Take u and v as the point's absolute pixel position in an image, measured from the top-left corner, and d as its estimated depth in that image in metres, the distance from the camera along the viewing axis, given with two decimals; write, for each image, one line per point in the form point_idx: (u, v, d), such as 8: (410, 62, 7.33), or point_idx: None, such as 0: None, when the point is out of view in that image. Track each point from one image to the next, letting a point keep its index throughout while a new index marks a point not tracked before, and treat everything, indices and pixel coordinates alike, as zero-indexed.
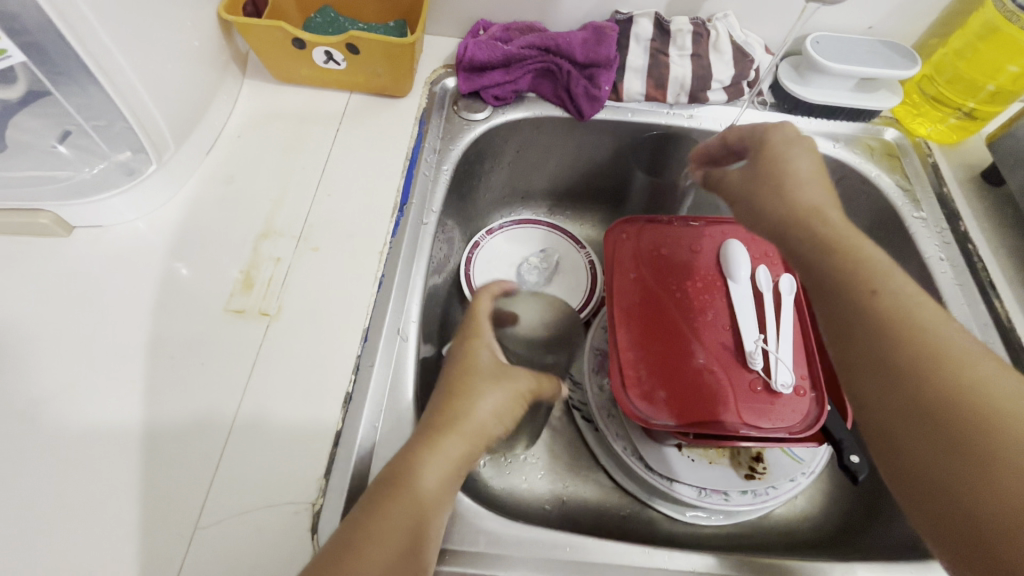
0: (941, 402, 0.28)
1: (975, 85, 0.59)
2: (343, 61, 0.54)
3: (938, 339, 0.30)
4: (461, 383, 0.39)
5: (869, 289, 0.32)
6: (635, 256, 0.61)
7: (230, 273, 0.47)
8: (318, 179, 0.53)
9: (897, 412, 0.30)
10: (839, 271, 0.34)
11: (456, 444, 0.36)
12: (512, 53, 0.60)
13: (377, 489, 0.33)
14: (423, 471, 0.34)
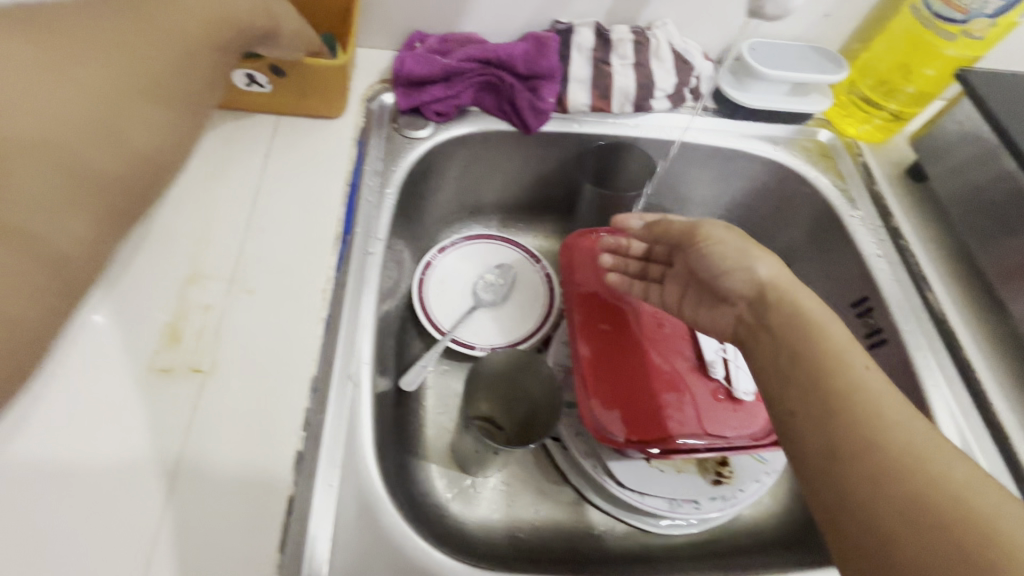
0: (914, 487, 0.29)
1: (896, 88, 0.62)
2: (266, 84, 0.51)
3: (892, 435, 0.31)
4: None
5: (855, 385, 0.34)
6: (588, 271, 0.60)
7: (151, 326, 0.42)
8: (249, 211, 0.48)
9: (855, 493, 0.30)
10: (815, 362, 0.35)
11: None
12: (452, 67, 0.57)
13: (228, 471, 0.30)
14: None
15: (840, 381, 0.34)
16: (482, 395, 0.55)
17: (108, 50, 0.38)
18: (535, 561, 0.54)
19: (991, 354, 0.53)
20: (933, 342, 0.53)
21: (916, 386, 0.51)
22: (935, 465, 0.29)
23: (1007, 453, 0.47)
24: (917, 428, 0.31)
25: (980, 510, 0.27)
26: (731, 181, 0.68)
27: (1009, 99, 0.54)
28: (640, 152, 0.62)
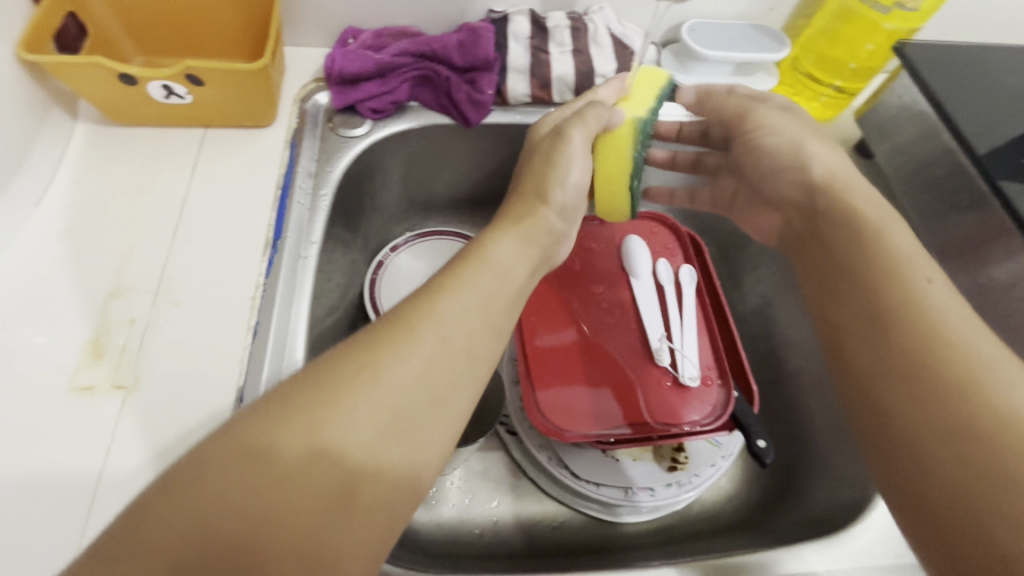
0: (931, 392, 0.31)
1: (839, 63, 0.61)
2: (187, 94, 0.49)
3: (939, 331, 0.33)
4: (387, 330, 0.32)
5: (925, 277, 0.35)
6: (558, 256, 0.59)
7: (74, 343, 0.41)
8: (175, 221, 0.48)
9: (908, 391, 0.32)
10: (883, 262, 0.37)
11: (411, 354, 0.31)
12: (385, 62, 0.56)
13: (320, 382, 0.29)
14: (387, 368, 0.30)
15: (897, 297, 0.35)
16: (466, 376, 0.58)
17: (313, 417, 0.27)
18: (473, 557, 0.54)
19: None
20: None
21: None
22: (976, 379, 0.30)
23: None
24: (956, 329, 0.32)
25: (992, 407, 0.29)
26: None
27: (946, 72, 0.54)
28: None
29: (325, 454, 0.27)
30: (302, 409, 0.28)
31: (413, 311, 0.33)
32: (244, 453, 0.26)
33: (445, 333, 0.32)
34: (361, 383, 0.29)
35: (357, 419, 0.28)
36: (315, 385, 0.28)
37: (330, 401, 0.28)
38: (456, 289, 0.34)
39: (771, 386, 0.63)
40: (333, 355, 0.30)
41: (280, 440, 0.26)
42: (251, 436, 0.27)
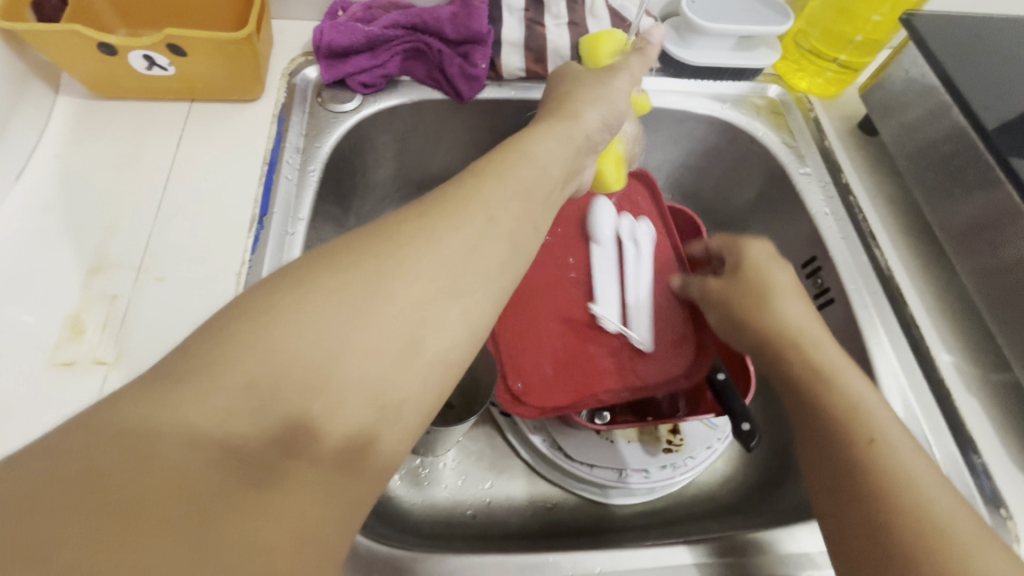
0: (866, 478, 0.33)
1: (845, 36, 0.59)
2: (169, 66, 0.47)
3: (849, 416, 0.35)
4: (435, 212, 0.30)
5: (807, 358, 0.38)
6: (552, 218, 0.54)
7: (54, 319, 0.40)
8: (160, 196, 0.47)
9: (838, 472, 0.34)
10: (790, 335, 0.40)
11: (460, 238, 0.29)
12: (375, 34, 0.54)
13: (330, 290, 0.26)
14: (442, 240, 0.29)
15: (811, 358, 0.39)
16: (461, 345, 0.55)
17: (330, 331, 0.24)
18: (465, 537, 0.54)
19: (937, 309, 0.51)
20: (878, 300, 0.51)
21: (859, 343, 0.50)
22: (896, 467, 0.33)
23: (946, 406, 0.46)
24: (879, 415, 0.35)
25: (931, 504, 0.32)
26: (680, 144, 0.66)
27: (955, 44, 0.52)
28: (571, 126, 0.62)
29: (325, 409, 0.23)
30: (326, 313, 0.25)
31: (455, 193, 0.31)
32: (251, 378, 0.22)
33: (503, 227, 0.31)
34: (370, 313, 0.26)
35: (390, 314, 0.26)
36: (341, 284, 0.26)
37: (362, 297, 0.26)
38: (484, 218, 0.31)
39: None
40: (335, 290, 0.26)
41: (275, 387, 0.23)
42: (238, 365, 0.22)
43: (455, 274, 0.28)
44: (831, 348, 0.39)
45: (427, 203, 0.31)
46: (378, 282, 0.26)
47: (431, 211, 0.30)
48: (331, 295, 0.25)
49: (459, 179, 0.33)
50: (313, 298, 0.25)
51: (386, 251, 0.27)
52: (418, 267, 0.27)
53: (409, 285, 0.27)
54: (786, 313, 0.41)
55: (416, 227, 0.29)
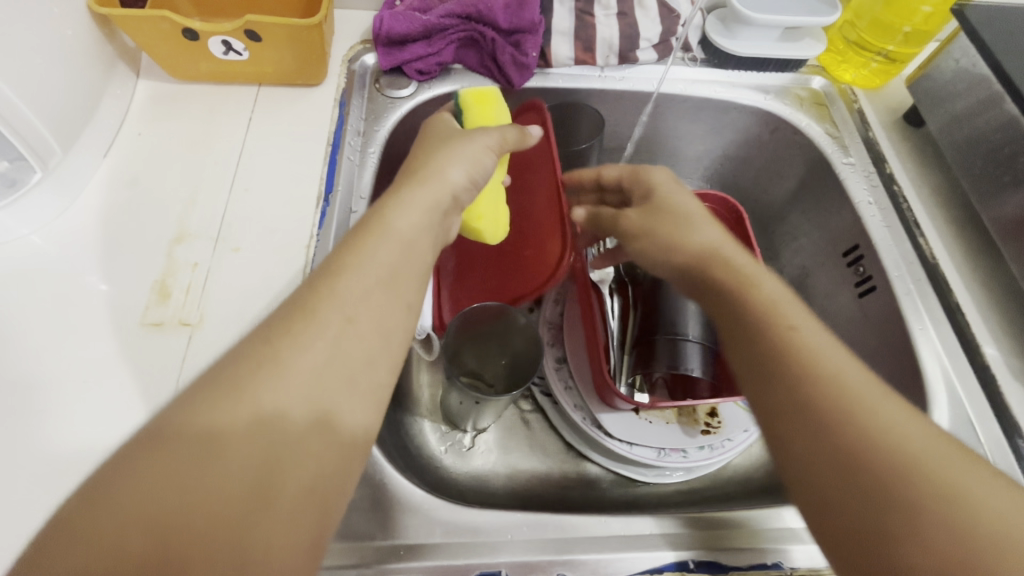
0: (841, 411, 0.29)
1: (893, 28, 0.60)
2: (243, 51, 0.50)
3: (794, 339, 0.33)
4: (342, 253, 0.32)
5: (736, 281, 0.37)
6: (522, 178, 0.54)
7: (142, 283, 0.44)
8: (232, 173, 0.50)
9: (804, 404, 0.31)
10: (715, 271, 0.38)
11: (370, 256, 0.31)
12: (432, 23, 0.57)
13: (271, 325, 0.28)
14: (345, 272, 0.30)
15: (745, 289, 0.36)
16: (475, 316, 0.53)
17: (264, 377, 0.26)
18: (508, 507, 0.56)
19: (983, 297, 0.52)
20: (922, 287, 0.52)
21: (903, 329, 0.51)
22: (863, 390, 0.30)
23: (992, 392, 0.47)
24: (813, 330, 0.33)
25: (905, 432, 0.29)
26: (721, 134, 0.67)
27: (1009, 33, 0.52)
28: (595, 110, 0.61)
29: (281, 399, 0.26)
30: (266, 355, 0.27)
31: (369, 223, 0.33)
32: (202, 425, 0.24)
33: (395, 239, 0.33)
34: (296, 351, 0.27)
35: (316, 351, 0.27)
36: (280, 324, 0.28)
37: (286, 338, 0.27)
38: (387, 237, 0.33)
39: None
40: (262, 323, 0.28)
41: (211, 438, 0.24)
42: (194, 414, 0.24)
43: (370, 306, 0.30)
44: (757, 270, 0.38)
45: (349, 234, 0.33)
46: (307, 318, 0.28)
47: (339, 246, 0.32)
48: (269, 338, 0.28)
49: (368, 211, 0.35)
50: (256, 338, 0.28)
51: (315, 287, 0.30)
52: (327, 299, 0.29)
53: (333, 322, 0.28)
54: (700, 238, 0.40)
55: (324, 268, 0.31)
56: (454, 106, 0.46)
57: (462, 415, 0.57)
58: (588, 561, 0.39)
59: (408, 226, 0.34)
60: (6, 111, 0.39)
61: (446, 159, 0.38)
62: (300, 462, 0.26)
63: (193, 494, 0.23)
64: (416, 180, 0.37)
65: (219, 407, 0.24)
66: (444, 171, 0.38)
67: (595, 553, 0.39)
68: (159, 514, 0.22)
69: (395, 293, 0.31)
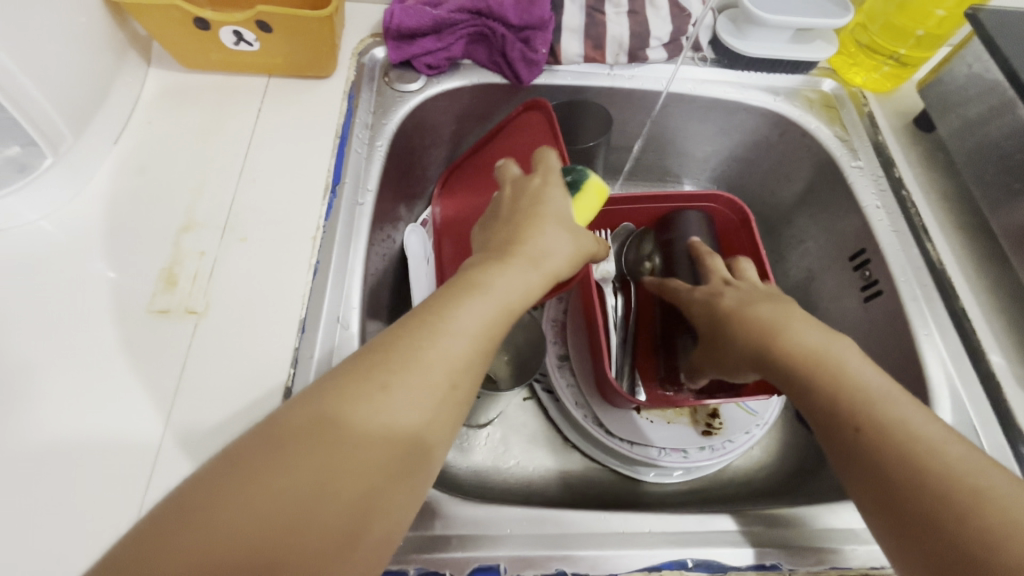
0: (875, 422, 0.34)
1: (906, 31, 0.59)
2: (254, 41, 0.51)
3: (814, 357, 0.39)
4: (445, 300, 0.34)
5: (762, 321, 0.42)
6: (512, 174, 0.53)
7: (150, 271, 0.44)
8: (241, 164, 0.50)
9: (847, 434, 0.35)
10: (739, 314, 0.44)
11: (472, 309, 0.33)
12: (442, 18, 0.57)
13: (376, 361, 0.30)
14: (452, 322, 0.32)
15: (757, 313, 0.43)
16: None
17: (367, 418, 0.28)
18: (508, 503, 0.56)
19: (990, 304, 0.51)
20: (928, 293, 0.52)
21: (908, 334, 0.51)
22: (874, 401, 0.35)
23: (997, 399, 0.47)
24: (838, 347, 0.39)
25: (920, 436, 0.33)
26: (730, 135, 0.67)
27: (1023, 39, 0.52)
28: (601, 108, 0.61)
29: (390, 420, 0.29)
30: (378, 394, 0.29)
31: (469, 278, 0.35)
32: (308, 456, 0.27)
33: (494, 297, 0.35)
34: (396, 393, 0.29)
35: (411, 399, 0.29)
36: (386, 361, 0.30)
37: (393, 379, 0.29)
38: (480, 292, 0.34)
39: None
40: (370, 358, 0.30)
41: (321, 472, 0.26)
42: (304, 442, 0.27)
43: (466, 362, 0.32)
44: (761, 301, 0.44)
45: (453, 285, 0.35)
46: (408, 361, 0.30)
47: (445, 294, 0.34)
48: (372, 375, 0.30)
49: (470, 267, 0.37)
50: (362, 370, 0.30)
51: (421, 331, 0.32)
52: (429, 347, 0.31)
53: (434, 372, 0.31)
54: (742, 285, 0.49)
55: (430, 312, 0.33)
56: (574, 177, 0.44)
57: (472, 412, 0.56)
58: (587, 556, 0.39)
59: (505, 293, 0.35)
60: (19, 96, 0.39)
61: (551, 236, 0.39)
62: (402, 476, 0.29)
63: (305, 519, 0.25)
64: (519, 251, 0.38)
65: (331, 427, 0.28)
66: (542, 245, 0.38)
67: (595, 549, 0.39)
68: (282, 527, 0.25)
69: (485, 350, 0.33)
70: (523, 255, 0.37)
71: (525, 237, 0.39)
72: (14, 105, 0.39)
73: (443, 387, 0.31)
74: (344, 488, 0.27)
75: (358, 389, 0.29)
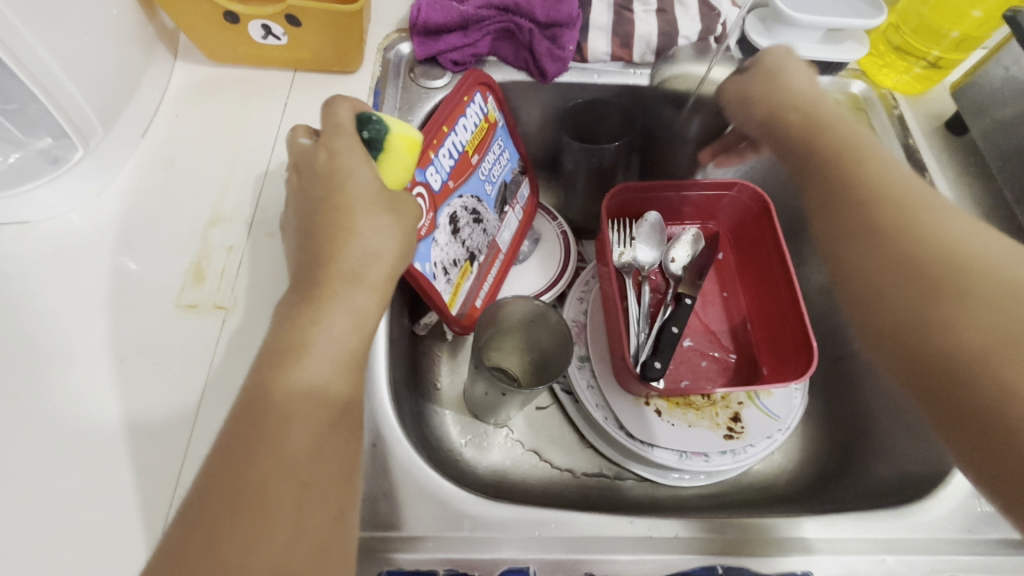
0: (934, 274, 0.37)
1: (939, 32, 0.58)
2: (283, 36, 0.50)
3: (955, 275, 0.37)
4: (282, 354, 0.33)
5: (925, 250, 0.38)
6: (466, 143, 0.53)
7: (178, 265, 0.44)
8: (268, 158, 0.50)
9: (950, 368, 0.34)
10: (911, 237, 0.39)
11: (315, 354, 0.33)
12: (470, 14, 0.56)
13: (239, 427, 0.30)
14: (298, 369, 0.32)
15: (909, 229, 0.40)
16: (504, 313, 0.54)
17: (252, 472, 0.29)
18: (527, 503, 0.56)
19: None
20: None
21: None
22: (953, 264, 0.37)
23: None
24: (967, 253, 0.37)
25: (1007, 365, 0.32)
26: None
27: None
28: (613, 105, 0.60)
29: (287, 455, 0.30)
30: (252, 449, 0.30)
31: (300, 324, 0.34)
32: (219, 518, 0.28)
33: (333, 326, 0.34)
34: (272, 443, 0.30)
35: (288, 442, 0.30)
36: (244, 422, 0.31)
37: (262, 436, 0.30)
38: (311, 330, 0.34)
39: (834, 364, 0.63)
40: (236, 424, 0.31)
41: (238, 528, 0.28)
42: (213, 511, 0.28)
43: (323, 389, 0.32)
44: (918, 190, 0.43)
45: (277, 342, 0.33)
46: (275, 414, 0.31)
47: (279, 351, 0.33)
48: (243, 435, 0.30)
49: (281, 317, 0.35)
50: (225, 441, 0.30)
51: (276, 390, 0.31)
52: (289, 398, 0.31)
53: (301, 412, 0.31)
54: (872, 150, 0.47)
55: (268, 366, 0.32)
56: (373, 130, 0.40)
57: (490, 407, 0.56)
58: (617, 561, 0.39)
59: (342, 324, 0.35)
60: (51, 87, 0.39)
61: (373, 233, 0.37)
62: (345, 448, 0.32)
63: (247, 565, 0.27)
64: (349, 266, 0.36)
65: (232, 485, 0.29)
66: (368, 247, 0.37)
67: (624, 553, 0.39)
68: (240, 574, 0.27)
69: (343, 372, 0.34)
70: (339, 274, 0.36)
71: (338, 249, 0.37)
72: (47, 96, 0.39)
73: (311, 420, 0.31)
74: (290, 518, 0.29)
75: (257, 437, 0.30)
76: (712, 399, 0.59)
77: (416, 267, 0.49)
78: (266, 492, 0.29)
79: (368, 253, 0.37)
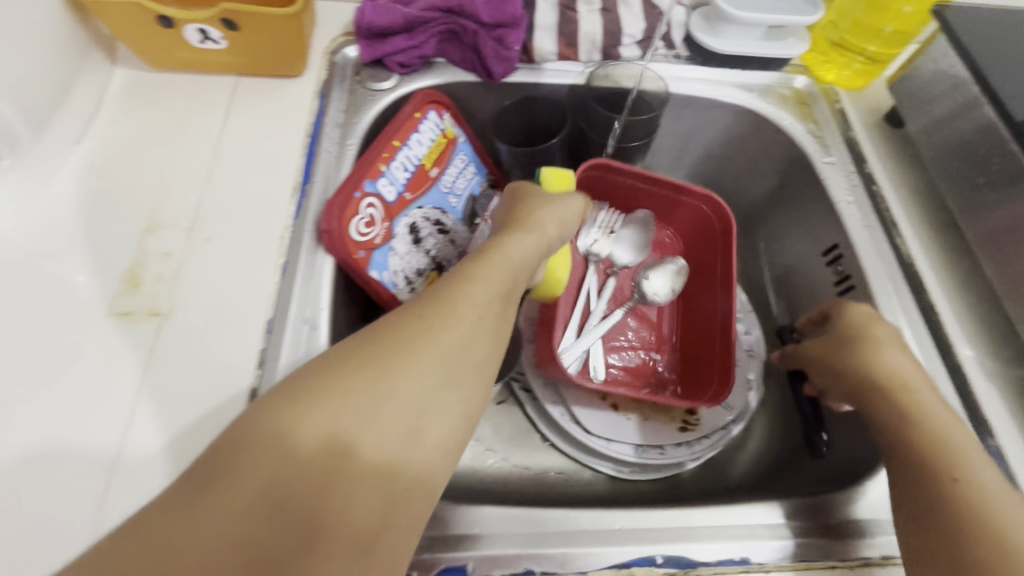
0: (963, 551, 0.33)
1: (875, 29, 0.60)
2: (221, 40, 0.50)
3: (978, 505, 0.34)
4: (405, 333, 0.33)
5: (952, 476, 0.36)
6: (426, 155, 0.56)
7: (114, 272, 0.43)
8: (208, 163, 0.49)
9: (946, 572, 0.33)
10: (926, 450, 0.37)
11: (440, 351, 0.33)
12: (414, 16, 0.56)
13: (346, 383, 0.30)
14: (419, 361, 0.32)
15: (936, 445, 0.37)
16: None
17: (349, 433, 0.29)
18: (479, 497, 0.55)
19: (958, 298, 0.52)
20: (899, 287, 0.52)
21: None
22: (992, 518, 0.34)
23: (964, 391, 0.47)
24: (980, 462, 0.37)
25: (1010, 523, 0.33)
26: (704, 132, 0.67)
27: (985, 37, 0.52)
28: (547, 101, 0.61)
29: (376, 424, 0.30)
30: (356, 413, 0.29)
31: (427, 315, 0.34)
32: (292, 455, 0.27)
33: (458, 335, 0.34)
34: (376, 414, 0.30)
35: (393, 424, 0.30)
36: (355, 382, 0.30)
37: (373, 402, 0.30)
38: (439, 333, 0.34)
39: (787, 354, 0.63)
40: (347, 372, 0.31)
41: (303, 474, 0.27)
42: (290, 443, 0.28)
43: (438, 396, 0.32)
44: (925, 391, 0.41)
45: (413, 316, 0.34)
46: (382, 387, 0.31)
47: (402, 335, 0.33)
48: (355, 395, 0.30)
49: (424, 299, 0.36)
50: (337, 390, 0.30)
51: (392, 362, 0.32)
52: (401, 381, 0.31)
53: (411, 407, 0.31)
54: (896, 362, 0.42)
55: (392, 341, 0.33)
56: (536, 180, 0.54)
57: None
58: (557, 554, 0.39)
59: (468, 323, 0.35)
60: None
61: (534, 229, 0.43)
62: (411, 499, 0.30)
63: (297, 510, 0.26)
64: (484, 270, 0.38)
65: (322, 435, 0.28)
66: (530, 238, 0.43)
67: (573, 545, 0.39)
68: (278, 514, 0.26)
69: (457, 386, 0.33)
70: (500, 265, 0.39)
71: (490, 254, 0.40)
72: None
73: (417, 423, 0.31)
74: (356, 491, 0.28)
75: (356, 403, 0.30)
76: (667, 392, 0.60)
77: (374, 277, 0.49)
78: (349, 462, 0.28)
79: (499, 279, 0.38)
